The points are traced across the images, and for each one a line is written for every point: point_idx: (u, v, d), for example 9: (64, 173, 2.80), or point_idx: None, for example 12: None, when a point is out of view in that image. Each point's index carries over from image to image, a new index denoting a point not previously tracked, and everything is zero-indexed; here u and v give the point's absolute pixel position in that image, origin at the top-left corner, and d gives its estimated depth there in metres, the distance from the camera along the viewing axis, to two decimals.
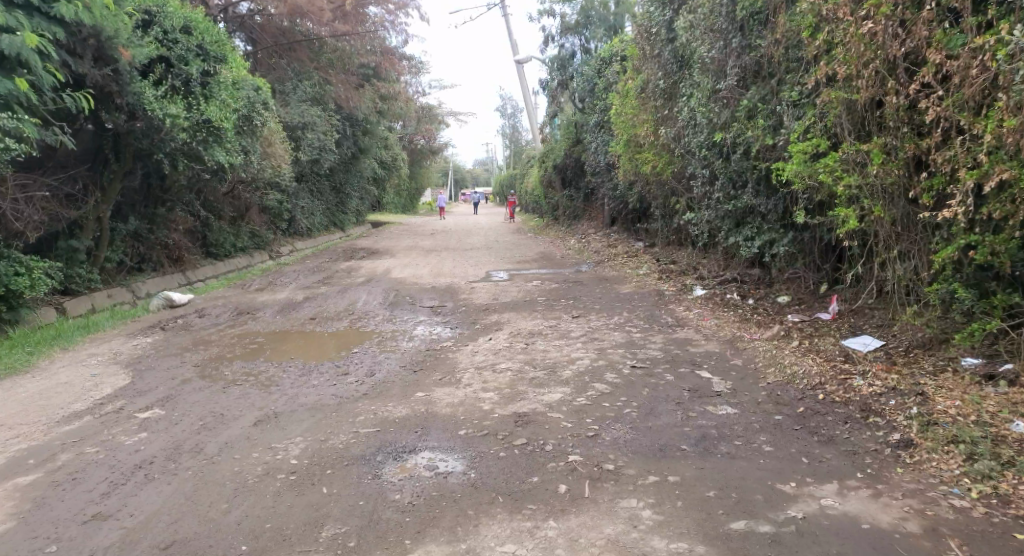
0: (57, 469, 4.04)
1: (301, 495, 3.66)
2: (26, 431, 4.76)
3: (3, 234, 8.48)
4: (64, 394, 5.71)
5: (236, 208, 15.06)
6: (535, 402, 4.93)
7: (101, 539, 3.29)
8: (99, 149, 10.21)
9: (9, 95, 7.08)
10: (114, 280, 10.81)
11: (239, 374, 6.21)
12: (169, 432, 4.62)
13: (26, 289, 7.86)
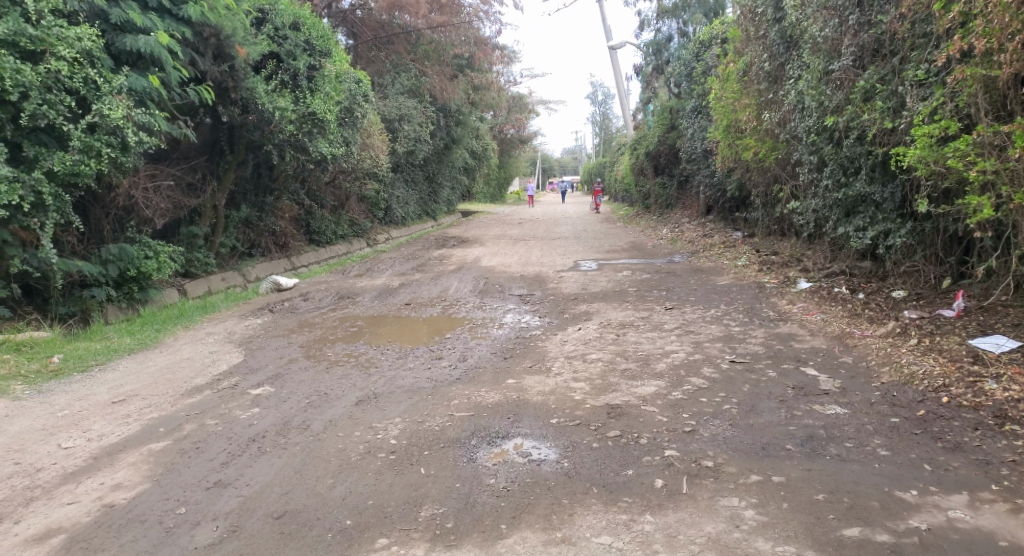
0: (183, 438, 4.34)
1: (400, 474, 3.76)
2: (155, 401, 5.15)
3: (135, 221, 9.19)
4: (186, 368, 6.14)
5: (337, 197, 15.68)
6: (628, 394, 4.85)
7: (221, 504, 3.50)
8: (216, 141, 10.86)
9: (144, 92, 7.68)
10: (227, 265, 11.50)
11: (339, 355, 6.46)
12: (279, 408, 4.88)
13: (155, 271, 8.50)
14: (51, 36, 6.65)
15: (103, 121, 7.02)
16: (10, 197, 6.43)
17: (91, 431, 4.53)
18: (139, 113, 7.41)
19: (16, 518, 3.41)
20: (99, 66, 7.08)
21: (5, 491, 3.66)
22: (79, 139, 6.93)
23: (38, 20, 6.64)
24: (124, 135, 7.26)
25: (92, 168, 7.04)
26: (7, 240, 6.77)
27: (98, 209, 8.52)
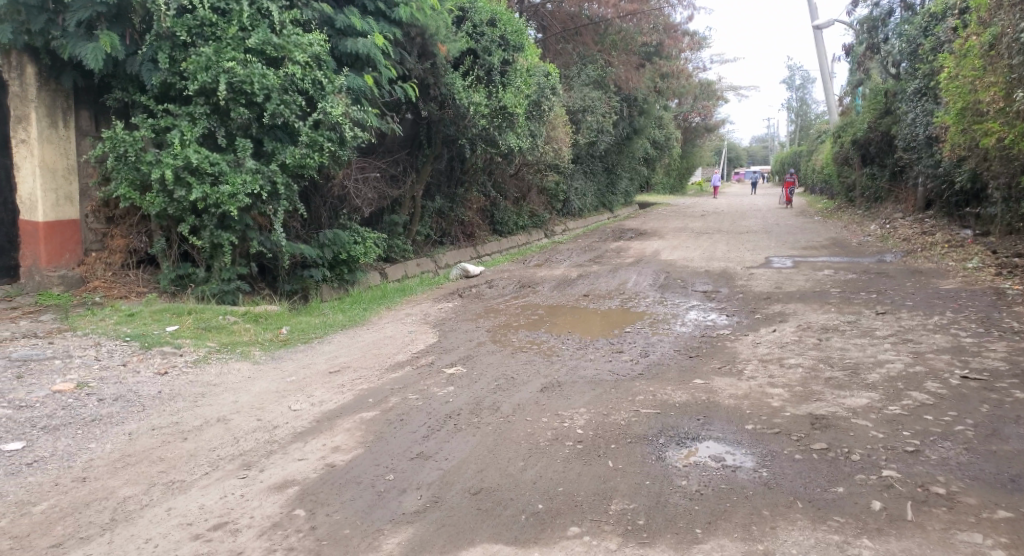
0: (389, 410, 4.69)
1: (588, 464, 3.74)
2: (364, 374, 5.62)
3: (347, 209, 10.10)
4: (388, 345, 6.64)
5: (520, 188, 16.11)
6: (835, 405, 4.44)
7: (424, 475, 3.67)
8: (416, 135, 11.61)
9: (360, 90, 8.39)
10: (421, 252, 12.26)
11: (522, 342, 6.63)
12: (471, 389, 5.10)
13: (362, 256, 9.26)
14: (289, 43, 7.46)
15: (326, 117, 7.71)
16: (252, 186, 7.34)
17: (314, 397, 5.04)
18: (355, 109, 8.07)
19: (259, 467, 3.78)
20: (324, 68, 7.82)
21: (251, 441, 4.16)
22: (307, 134, 7.70)
23: (281, 29, 7.49)
24: (342, 130, 7.93)
25: (316, 160, 7.79)
26: (249, 224, 7.75)
27: (318, 198, 9.48)
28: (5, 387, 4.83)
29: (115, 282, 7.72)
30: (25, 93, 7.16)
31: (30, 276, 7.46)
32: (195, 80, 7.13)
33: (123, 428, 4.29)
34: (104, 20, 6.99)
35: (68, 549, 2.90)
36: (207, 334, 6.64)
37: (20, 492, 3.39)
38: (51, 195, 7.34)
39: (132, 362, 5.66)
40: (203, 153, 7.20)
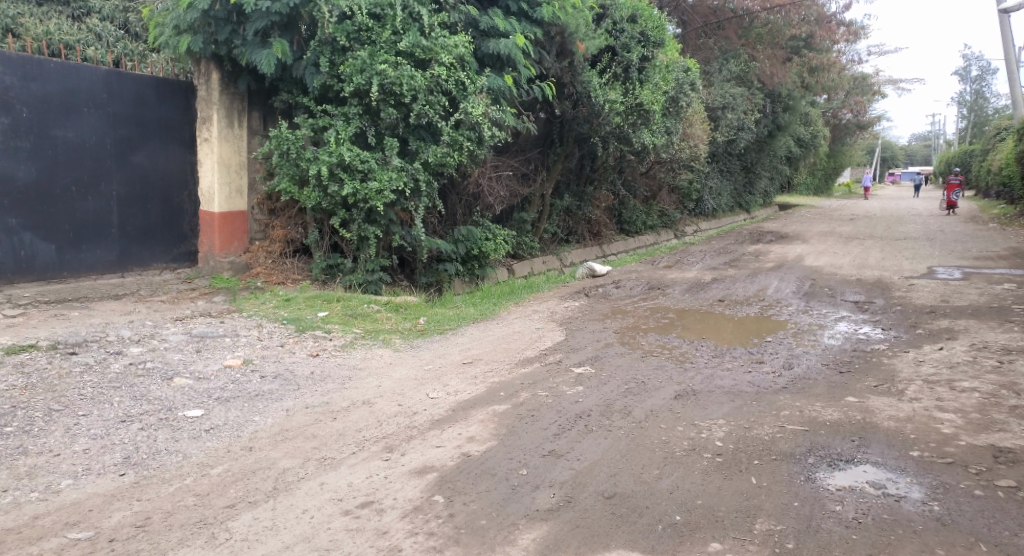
0: (521, 405, 4.74)
1: (729, 479, 3.58)
2: (495, 367, 5.73)
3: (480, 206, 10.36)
4: (518, 341, 6.73)
5: (651, 187, 15.79)
6: (1022, 438, 3.96)
7: (557, 473, 3.67)
8: (549, 134, 11.69)
9: (500, 90, 8.54)
10: (548, 249, 12.35)
11: (654, 345, 6.48)
12: (602, 390, 5.06)
13: (493, 252, 9.45)
14: (437, 45, 7.73)
15: (467, 117, 7.93)
16: (397, 183, 7.71)
17: (449, 387, 5.19)
18: (495, 109, 8.24)
19: (400, 451, 3.96)
20: (467, 69, 8.04)
21: (392, 425, 4.36)
22: (448, 134, 7.96)
23: (430, 32, 7.78)
24: (481, 130, 8.13)
25: (456, 159, 8.05)
26: (392, 219, 8.13)
27: (454, 195, 9.69)
28: (186, 359, 5.37)
29: (274, 269, 8.37)
30: (209, 96, 7.88)
31: (205, 261, 8.20)
32: (351, 82, 7.58)
33: (282, 404, 4.65)
34: (276, 29, 7.58)
35: (239, 511, 3.15)
36: (353, 321, 7.04)
37: (200, 455, 3.75)
38: (226, 189, 8.06)
39: (288, 343, 6.12)
40: (355, 152, 7.65)
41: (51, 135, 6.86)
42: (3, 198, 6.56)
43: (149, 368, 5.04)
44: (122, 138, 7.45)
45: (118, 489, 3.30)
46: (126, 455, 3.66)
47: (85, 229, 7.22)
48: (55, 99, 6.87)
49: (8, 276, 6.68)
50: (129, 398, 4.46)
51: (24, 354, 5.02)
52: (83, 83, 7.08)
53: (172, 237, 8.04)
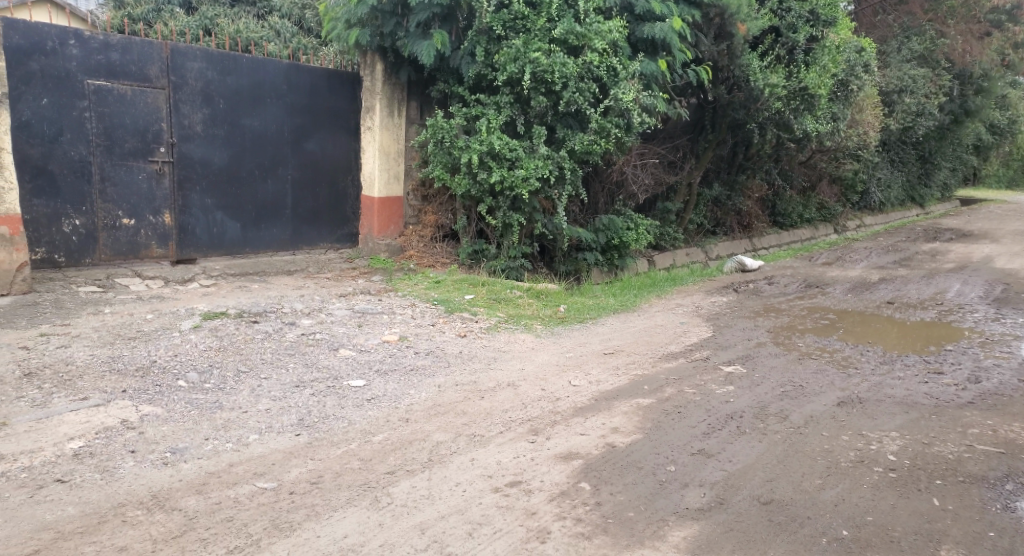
0: (666, 400, 4.62)
1: (905, 498, 3.29)
2: (638, 360, 5.64)
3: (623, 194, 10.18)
4: (662, 334, 6.57)
5: (810, 178, 14.79)
6: None
7: (708, 473, 3.55)
8: (700, 120, 11.27)
9: (652, 75, 8.32)
10: (692, 241, 11.92)
11: (811, 348, 6.08)
12: (754, 391, 4.82)
13: (634, 242, 9.27)
14: (590, 31, 7.65)
15: (617, 103, 7.81)
16: (543, 171, 7.77)
17: (592, 376, 5.16)
18: (645, 95, 8.05)
19: (546, 434, 3.99)
20: (620, 54, 7.91)
21: (536, 409, 4.41)
22: (597, 121, 7.89)
23: (584, 18, 7.71)
24: (630, 116, 7.98)
25: (603, 147, 7.97)
26: (536, 207, 8.22)
27: (597, 183, 9.60)
28: (349, 333, 5.76)
29: (425, 252, 8.76)
30: (374, 86, 8.34)
31: (364, 243, 8.73)
32: (504, 71, 7.70)
33: (433, 380, 4.86)
34: (437, 20, 7.87)
35: (397, 478, 3.33)
36: (497, 304, 7.19)
37: (362, 422, 4.01)
38: (385, 174, 8.52)
39: (437, 323, 6.38)
40: (504, 140, 7.80)
41: (241, 124, 7.58)
42: (203, 180, 7.36)
43: (318, 339, 5.46)
44: (298, 127, 8.09)
45: (295, 448, 3.61)
46: (300, 417, 4.00)
47: (265, 210, 7.94)
48: (245, 92, 7.58)
49: (204, 250, 7.49)
50: (301, 365, 4.86)
51: (217, 320, 5.61)
52: (269, 77, 7.75)
53: (337, 219, 8.64)
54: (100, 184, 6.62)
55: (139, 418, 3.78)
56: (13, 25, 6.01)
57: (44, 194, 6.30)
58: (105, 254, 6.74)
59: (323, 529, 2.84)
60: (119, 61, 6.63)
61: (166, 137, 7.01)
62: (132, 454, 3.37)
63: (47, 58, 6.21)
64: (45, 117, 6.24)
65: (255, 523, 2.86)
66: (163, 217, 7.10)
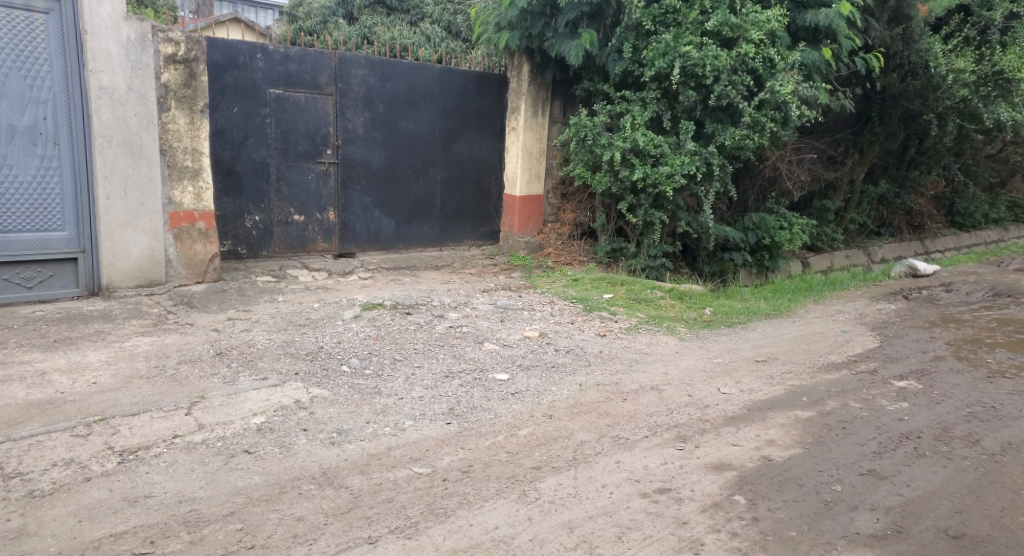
0: (828, 414, 4.32)
1: None
2: (795, 369, 5.32)
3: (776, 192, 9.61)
4: (821, 342, 6.16)
5: (997, 174, 13.23)
6: None
7: (881, 497, 3.28)
8: (866, 112, 10.44)
9: (815, 65, 7.79)
10: (854, 242, 11.03)
11: (1003, 365, 5.43)
12: (933, 410, 4.39)
13: (787, 242, 8.76)
14: (746, 21, 7.31)
15: (774, 96, 7.39)
16: (689, 167, 7.52)
17: (743, 384, 4.93)
18: (806, 86, 7.58)
19: (694, 442, 3.87)
20: (778, 44, 7.50)
21: (684, 415, 4.29)
22: (750, 115, 7.52)
23: (740, 8, 7.38)
24: (788, 109, 7.53)
25: (755, 142, 7.59)
26: (681, 205, 7.98)
27: (747, 179, 9.11)
28: (493, 327, 5.91)
29: (565, 250, 8.81)
30: (520, 87, 8.50)
31: (506, 240, 8.91)
32: (652, 67, 7.52)
33: (576, 378, 4.87)
34: (585, 19, 7.85)
35: (544, 474, 3.37)
36: (639, 304, 7.05)
37: (508, 416, 4.10)
38: (527, 173, 8.68)
39: (578, 321, 6.38)
40: (650, 136, 7.62)
41: (397, 126, 8.00)
42: (362, 180, 7.85)
43: (466, 333, 5.64)
44: (449, 128, 8.41)
45: (446, 436, 3.76)
46: (450, 407, 4.16)
47: (417, 207, 8.34)
48: (402, 96, 7.99)
49: (361, 245, 7.99)
50: (450, 357, 5.06)
51: (375, 311, 5.97)
52: (424, 81, 8.12)
53: (482, 216, 8.91)
54: (276, 183, 7.25)
55: (310, 399, 4.12)
56: (215, 43, 6.66)
57: (232, 193, 6.99)
58: (278, 248, 7.37)
59: (475, 519, 2.93)
60: (296, 71, 7.22)
61: (332, 140, 7.55)
62: (305, 432, 3.67)
63: (239, 71, 6.87)
64: (235, 124, 6.92)
65: (413, 506, 3.01)
66: (328, 214, 7.67)
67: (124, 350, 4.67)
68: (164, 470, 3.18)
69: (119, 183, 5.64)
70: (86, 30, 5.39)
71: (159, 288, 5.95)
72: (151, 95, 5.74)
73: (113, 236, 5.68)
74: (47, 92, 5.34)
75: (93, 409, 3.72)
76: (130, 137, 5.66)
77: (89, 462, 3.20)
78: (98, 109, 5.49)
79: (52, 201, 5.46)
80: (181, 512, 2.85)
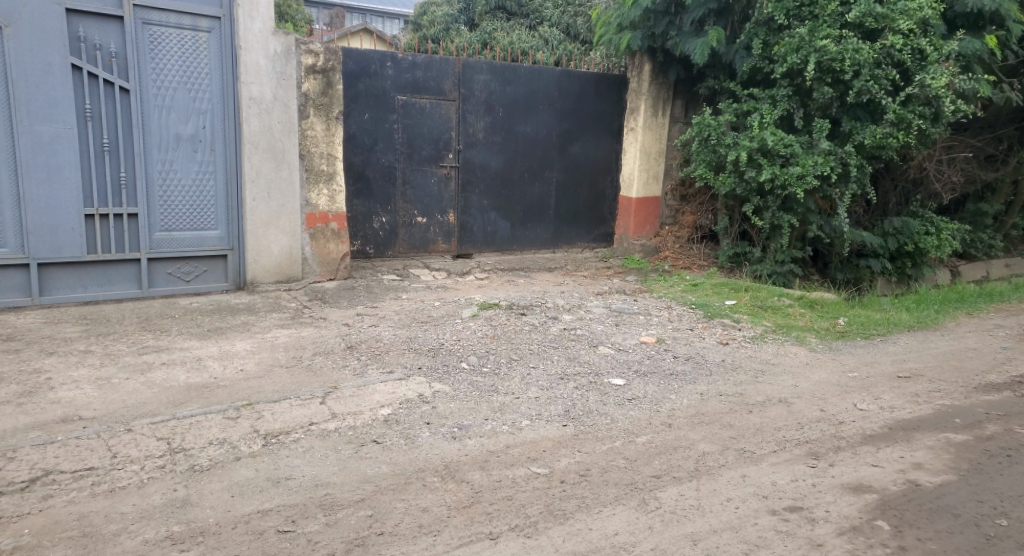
0: (986, 439, 3.94)
1: None
2: (946, 388, 4.89)
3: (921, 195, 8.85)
4: (977, 360, 5.62)
5: None
6: None
7: None
8: None
9: (975, 55, 7.18)
10: (1014, 250, 10.24)
11: None
12: None
13: (933, 249, 8.09)
14: (895, 10, 6.80)
15: (923, 91, 6.85)
16: (822, 168, 7.07)
17: (883, 400, 4.59)
18: (962, 78, 6.99)
19: (829, 461, 3.65)
20: (931, 34, 6.94)
21: (816, 431, 4.05)
22: (894, 112, 6.99)
23: None
24: (939, 104, 6.95)
25: (900, 140, 7.07)
26: (812, 208, 7.55)
27: (888, 180, 8.56)
28: (608, 331, 5.86)
29: (683, 254, 8.62)
30: (640, 87, 8.38)
31: (621, 242, 8.82)
32: (785, 63, 7.16)
33: (696, 387, 4.72)
34: (712, 16, 7.60)
35: (665, 483, 3.30)
36: (764, 313, 6.74)
37: (626, 421, 4.05)
38: (644, 175, 8.56)
39: (698, 328, 6.19)
40: (779, 135, 7.23)
41: (516, 129, 8.11)
42: (481, 183, 8.02)
43: (580, 335, 5.63)
44: (567, 130, 8.42)
45: (563, 437, 3.77)
46: (566, 409, 4.16)
47: (533, 210, 8.40)
48: (522, 99, 8.09)
49: (478, 246, 8.16)
50: (565, 359, 5.06)
51: (491, 310, 6.08)
52: (543, 84, 8.18)
53: (599, 219, 8.86)
54: (401, 187, 7.56)
55: (432, 393, 4.25)
56: (349, 54, 7.03)
57: (362, 195, 7.36)
58: (401, 248, 7.68)
59: (594, 523, 2.92)
60: (422, 78, 7.49)
61: (453, 144, 7.77)
62: (428, 425, 3.80)
63: (370, 79, 7.21)
64: (366, 130, 7.27)
65: (531, 505, 3.04)
66: (448, 216, 7.90)
67: (266, 340, 5.04)
68: (303, 454, 3.40)
69: (264, 186, 6.09)
70: (240, 46, 5.85)
71: (296, 283, 6.38)
72: (293, 104, 6.15)
73: (258, 235, 6.14)
74: (206, 103, 5.86)
75: (241, 394, 4.03)
76: (274, 144, 6.09)
77: (238, 442, 3.48)
78: (248, 118, 5.95)
79: (208, 203, 5.97)
80: (318, 495, 3.03)
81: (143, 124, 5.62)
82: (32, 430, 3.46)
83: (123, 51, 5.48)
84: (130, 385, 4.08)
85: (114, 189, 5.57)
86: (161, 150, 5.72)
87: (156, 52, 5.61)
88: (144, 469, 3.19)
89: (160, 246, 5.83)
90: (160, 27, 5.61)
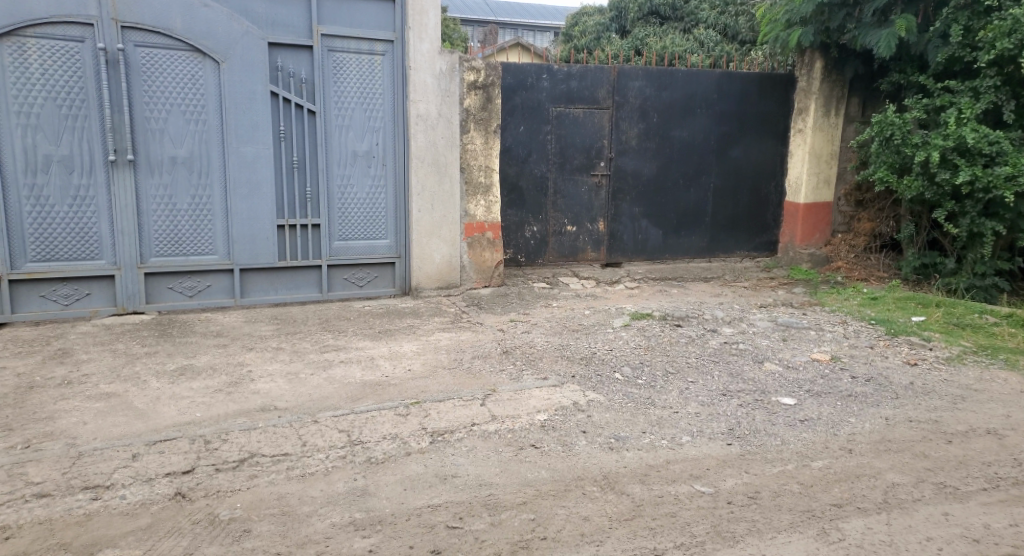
0: None
1: None
2: None
3: None
4: None
5: None
6: None
7: None
8: None
9: None
10: None
11: None
12: None
13: None
14: None
15: None
16: None
17: None
18: None
19: None
20: None
21: None
22: None
23: None
24: None
25: None
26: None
27: None
28: (774, 346, 5.52)
29: (858, 264, 8.01)
30: (810, 86, 7.88)
31: (786, 251, 8.34)
32: (993, 49, 6.38)
33: (880, 410, 4.32)
34: (899, 4, 6.97)
35: (848, 513, 3.04)
36: (960, 331, 6.04)
37: (797, 444, 3.78)
38: (814, 179, 8.02)
39: (879, 346, 5.66)
40: (983, 132, 6.44)
41: (672, 136, 7.91)
42: (633, 191, 7.90)
43: (743, 349, 5.36)
44: (727, 134, 8.08)
45: (727, 456, 3.59)
46: (730, 427, 3.96)
47: (688, 217, 8.15)
48: (678, 104, 7.88)
49: (629, 255, 8.04)
50: (727, 374, 4.82)
51: (644, 320, 5.96)
52: (702, 87, 7.92)
53: (761, 227, 8.40)
54: (553, 197, 7.64)
55: (587, 402, 4.23)
56: (508, 68, 7.21)
57: (516, 205, 7.51)
58: (552, 256, 7.75)
59: (769, 550, 2.74)
60: (577, 87, 7.52)
61: (607, 152, 7.73)
62: (584, 434, 3.78)
63: (526, 92, 7.35)
64: (521, 141, 7.42)
65: (697, 524, 2.91)
66: (598, 224, 7.86)
67: (430, 343, 5.29)
68: (466, 454, 3.51)
69: (428, 198, 6.40)
70: (410, 67, 6.21)
71: (455, 290, 6.65)
72: (455, 119, 6.43)
73: (422, 244, 6.46)
74: (379, 121, 6.26)
75: (409, 393, 4.24)
76: (438, 158, 6.40)
77: (408, 438, 3.66)
78: (415, 133, 6.29)
79: (379, 214, 6.38)
80: (482, 495, 3.11)
81: (326, 142, 6.11)
82: (238, 416, 3.86)
83: (312, 77, 6.00)
84: (314, 380, 4.44)
85: (300, 201, 6.12)
86: (340, 166, 6.19)
87: (339, 76, 6.09)
88: (327, 458, 3.44)
89: (338, 254, 6.30)
90: (342, 53, 6.08)
